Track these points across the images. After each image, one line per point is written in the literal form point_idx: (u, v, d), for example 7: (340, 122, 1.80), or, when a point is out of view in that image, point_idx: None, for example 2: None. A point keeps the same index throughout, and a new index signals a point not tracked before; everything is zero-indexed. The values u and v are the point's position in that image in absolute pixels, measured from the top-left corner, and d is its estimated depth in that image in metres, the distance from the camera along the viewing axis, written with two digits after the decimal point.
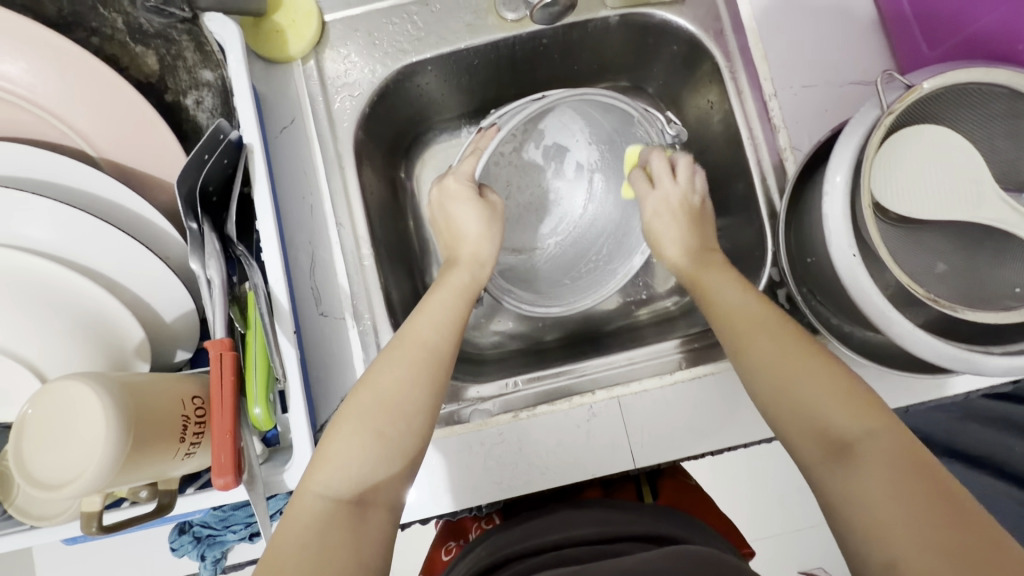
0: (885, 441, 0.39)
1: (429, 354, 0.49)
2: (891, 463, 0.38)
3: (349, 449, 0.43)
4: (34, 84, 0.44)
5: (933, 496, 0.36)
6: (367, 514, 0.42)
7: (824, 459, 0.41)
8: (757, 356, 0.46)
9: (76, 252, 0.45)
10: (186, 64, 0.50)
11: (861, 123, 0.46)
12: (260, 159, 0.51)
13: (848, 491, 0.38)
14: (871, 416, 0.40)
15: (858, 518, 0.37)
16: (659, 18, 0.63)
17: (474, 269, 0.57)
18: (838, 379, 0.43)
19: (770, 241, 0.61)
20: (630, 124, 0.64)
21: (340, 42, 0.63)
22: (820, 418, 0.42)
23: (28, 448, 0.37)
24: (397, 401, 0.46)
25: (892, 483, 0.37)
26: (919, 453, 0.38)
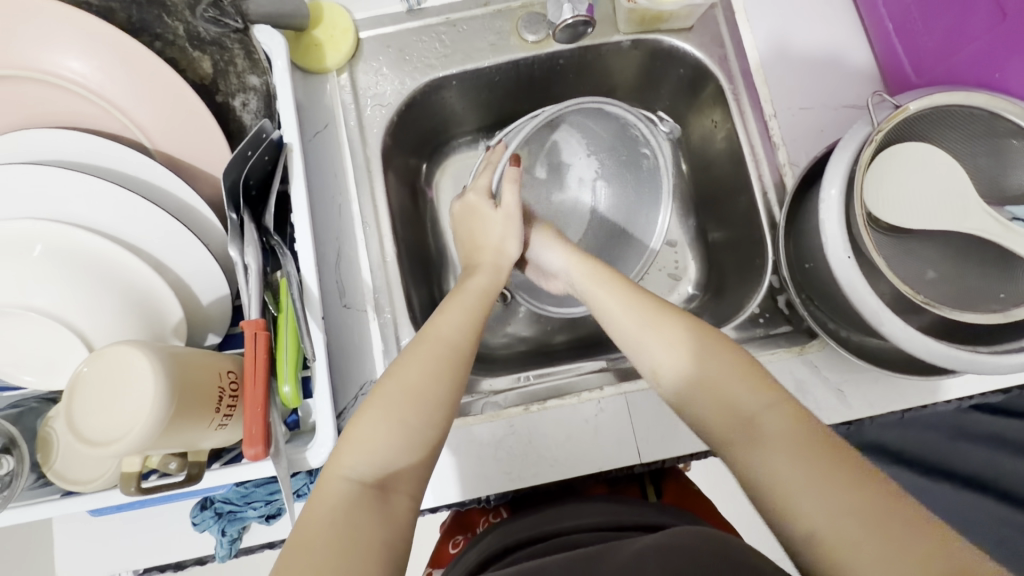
0: (780, 416, 0.42)
1: (450, 351, 0.52)
2: (788, 437, 0.40)
3: (375, 436, 0.46)
4: (103, 82, 0.49)
5: (829, 461, 0.38)
6: (388, 500, 0.44)
7: (733, 440, 0.43)
8: (658, 344, 0.49)
9: (127, 233, 0.48)
10: (236, 69, 0.55)
11: (853, 139, 0.51)
12: (298, 157, 0.55)
13: (762, 473, 0.40)
14: (764, 392, 0.44)
15: (771, 496, 0.39)
16: (668, 43, 0.69)
17: (492, 276, 0.60)
18: (740, 364, 0.46)
19: (771, 250, 0.64)
20: (628, 129, 0.67)
21: (373, 56, 0.68)
22: (734, 405, 0.44)
23: (78, 408, 0.40)
24: (420, 393, 0.48)
25: (794, 456, 0.39)
26: (806, 420, 0.42)
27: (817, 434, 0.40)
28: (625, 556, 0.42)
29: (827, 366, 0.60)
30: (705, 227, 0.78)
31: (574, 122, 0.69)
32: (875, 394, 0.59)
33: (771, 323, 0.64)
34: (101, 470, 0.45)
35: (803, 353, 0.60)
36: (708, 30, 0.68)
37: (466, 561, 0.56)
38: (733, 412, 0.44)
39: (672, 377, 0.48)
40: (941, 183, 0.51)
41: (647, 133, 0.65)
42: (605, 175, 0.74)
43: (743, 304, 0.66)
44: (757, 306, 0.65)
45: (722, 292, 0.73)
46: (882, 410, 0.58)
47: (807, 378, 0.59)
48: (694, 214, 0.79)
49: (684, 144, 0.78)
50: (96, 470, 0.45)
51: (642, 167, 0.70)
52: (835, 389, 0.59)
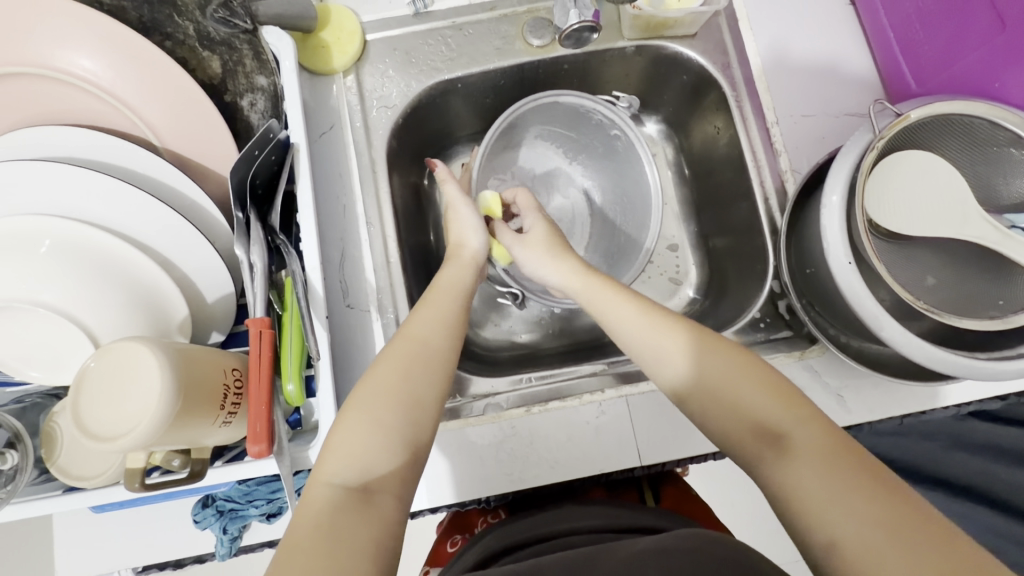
0: (815, 438, 0.41)
1: (422, 350, 0.52)
2: (827, 462, 0.39)
3: (353, 436, 0.46)
4: (112, 80, 0.50)
5: (873, 491, 0.37)
6: (373, 500, 0.44)
7: (769, 464, 0.42)
8: (679, 358, 0.49)
9: (135, 231, 0.48)
10: (244, 69, 0.55)
11: (855, 146, 0.51)
12: (305, 158, 0.56)
13: (803, 504, 0.39)
14: (801, 413, 0.43)
15: (805, 519, 0.38)
16: (672, 50, 0.69)
17: (461, 272, 0.61)
18: (766, 382, 0.45)
19: (772, 256, 0.65)
20: (583, 114, 0.71)
21: (379, 58, 0.69)
22: (761, 423, 0.43)
23: (85, 402, 0.40)
24: (393, 391, 0.49)
25: (837, 486, 0.38)
26: (849, 443, 0.41)
27: (860, 460, 0.39)
28: (626, 557, 0.42)
29: (827, 371, 0.60)
30: (706, 232, 0.78)
31: (541, 133, 0.75)
32: (874, 399, 0.59)
33: (772, 328, 0.65)
34: (107, 465, 0.45)
35: (803, 358, 0.61)
36: (711, 37, 0.69)
37: (464, 559, 0.56)
38: (767, 434, 0.43)
39: (704, 399, 0.47)
40: (941, 191, 0.52)
41: (609, 113, 0.69)
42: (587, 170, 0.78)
43: (744, 309, 0.67)
44: (758, 311, 0.65)
45: (723, 298, 0.73)
46: (880, 415, 0.59)
47: (807, 382, 0.60)
48: (696, 219, 0.80)
49: (686, 150, 0.79)
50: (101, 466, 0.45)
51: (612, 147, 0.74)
52: (834, 394, 0.59)
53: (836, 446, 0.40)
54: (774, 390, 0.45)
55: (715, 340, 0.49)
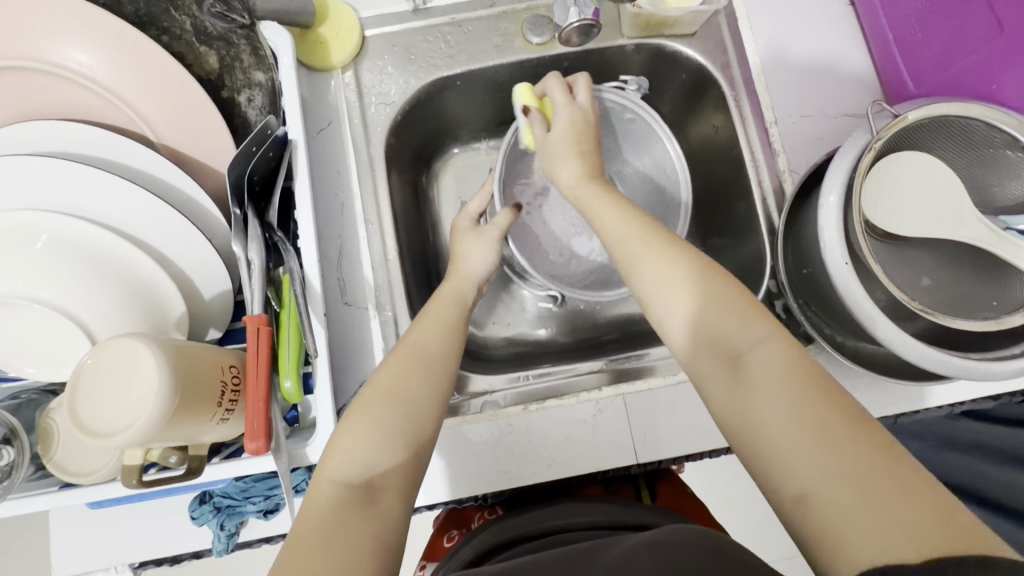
0: (773, 356, 0.42)
1: (423, 354, 0.53)
2: (783, 382, 0.41)
3: (356, 439, 0.46)
4: (108, 75, 0.49)
5: (827, 411, 0.38)
6: (377, 499, 0.44)
7: (727, 387, 0.44)
8: (659, 280, 0.49)
9: (131, 226, 0.48)
10: (242, 64, 0.55)
11: (853, 146, 0.51)
12: (303, 154, 0.56)
13: (755, 423, 0.41)
14: (763, 333, 0.44)
15: (764, 444, 0.40)
16: (671, 48, 0.69)
17: (460, 283, 0.62)
18: (744, 309, 0.45)
19: (769, 256, 0.65)
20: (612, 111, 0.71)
21: (378, 54, 0.68)
22: (731, 346, 0.44)
23: (82, 398, 0.40)
24: (397, 395, 0.49)
25: (789, 407, 0.40)
26: (813, 367, 0.42)
27: (818, 381, 0.40)
28: (620, 552, 0.43)
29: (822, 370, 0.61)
30: (704, 232, 0.79)
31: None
32: (867, 399, 0.60)
33: None
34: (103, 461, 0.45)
35: None
36: (711, 36, 0.69)
37: (460, 554, 0.57)
38: (728, 355, 0.44)
39: (677, 320, 0.48)
40: (936, 193, 0.52)
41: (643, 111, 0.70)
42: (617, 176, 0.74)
43: None
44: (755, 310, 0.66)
45: None
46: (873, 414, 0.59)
47: None
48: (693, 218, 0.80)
49: (684, 149, 0.79)
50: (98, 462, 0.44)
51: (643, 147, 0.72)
52: None
53: (808, 377, 0.41)
54: (750, 316, 0.45)
55: (699, 263, 0.49)
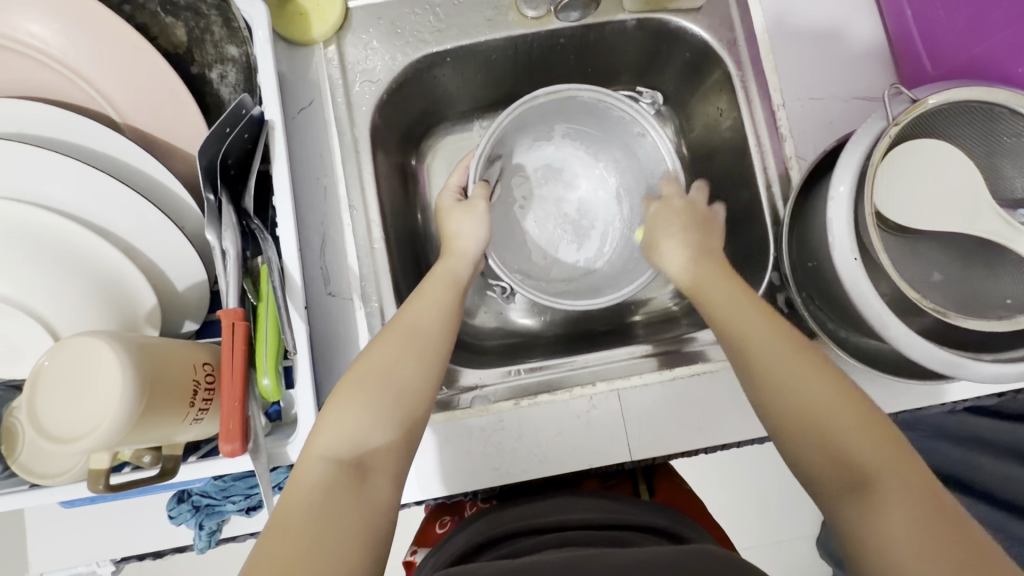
0: (904, 480, 0.38)
1: (418, 337, 0.51)
2: (916, 508, 0.37)
3: (345, 418, 0.45)
4: (63, 48, 0.45)
5: (960, 543, 0.35)
6: (366, 479, 0.43)
7: (847, 499, 0.39)
8: (769, 370, 0.45)
9: (94, 215, 0.45)
10: (213, 37, 0.51)
11: (866, 133, 0.48)
12: (280, 136, 0.52)
13: (880, 547, 0.37)
14: (886, 448, 0.40)
15: (888, 572, 0.36)
16: (675, 24, 0.65)
17: (455, 263, 0.59)
18: (859, 410, 0.42)
19: (773, 247, 0.62)
20: (601, 107, 0.66)
21: (362, 28, 0.64)
22: (847, 451, 0.40)
23: (41, 401, 0.37)
24: (390, 378, 0.47)
25: (921, 535, 0.36)
26: (938, 489, 0.38)
27: (943, 507, 0.37)
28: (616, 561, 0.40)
29: None
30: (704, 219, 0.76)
31: (566, 132, 0.72)
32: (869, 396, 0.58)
33: None
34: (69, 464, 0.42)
35: None
36: (718, 10, 0.65)
37: (453, 544, 0.55)
38: (845, 463, 0.40)
39: (777, 408, 0.44)
40: (949, 185, 0.49)
41: (636, 112, 0.65)
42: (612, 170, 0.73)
43: None
44: None
45: None
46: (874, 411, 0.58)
47: None
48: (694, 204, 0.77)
49: (686, 132, 0.76)
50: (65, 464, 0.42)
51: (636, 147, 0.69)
52: None
53: (934, 501, 0.37)
54: (871, 422, 0.41)
55: (809, 356, 0.45)
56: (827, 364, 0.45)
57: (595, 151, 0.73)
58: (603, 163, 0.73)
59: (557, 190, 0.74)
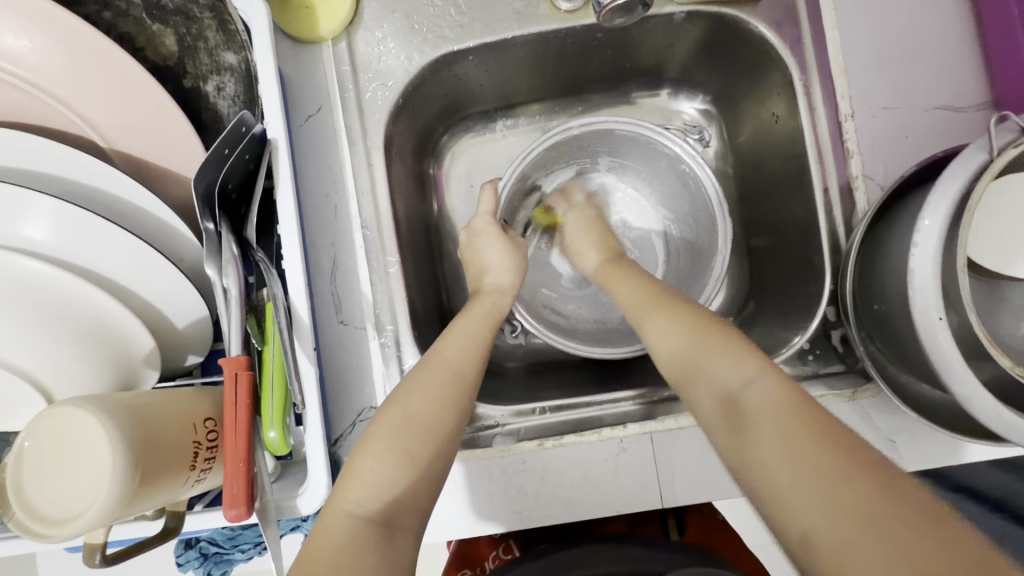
0: (767, 393, 0.39)
1: (456, 377, 0.45)
2: (775, 418, 0.38)
3: (378, 466, 0.39)
4: (43, 65, 0.40)
5: (821, 445, 0.35)
6: (395, 538, 0.37)
7: (724, 429, 0.40)
8: (658, 324, 0.49)
9: (81, 255, 0.41)
10: (207, 44, 0.45)
11: (964, 166, 0.41)
12: (285, 156, 0.47)
13: (750, 458, 0.37)
14: (753, 369, 0.41)
15: (761, 482, 0.36)
16: (731, 16, 0.56)
17: (496, 297, 0.56)
18: (720, 340, 0.45)
19: (830, 276, 0.56)
20: (642, 142, 0.65)
21: (376, 23, 0.57)
22: (726, 385, 0.42)
23: (30, 476, 0.34)
24: (427, 423, 0.42)
25: (783, 441, 0.36)
26: (806, 403, 0.38)
27: (809, 413, 0.37)
28: None
29: (879, 413, 0.54)
30: (748, 232, 0.69)
31: (610, 165, 0.70)
32: (926, 447, 0.53)
33: (821, 361, 0.57)
34: (80, 508, 0.33)
35: (855, 399, 0.54)
36: (780, 2, 0.56)
37: None
38: (721, 394, 0.42)
39: (672, 361, 0.46)
40: None
41: (680, 147, 0.63)
42: (659, 203, 0.70)
43: (790, 335, 0.58)
44: (808, 340, 0.57)
45: (760, 313, 0.65)
46: (933, 464, 0.53)
47: (855, 425, 0.53)
48: (738, 216, 0.70)
49: (733, 136, 0.68)
50: (73, 512, 0.34)
51: (682, 184, 0.66)
52: (885, 439, 0.53)
53: (800, 409, 0.38)
54: (750, 360, 0.42)
55: (682, 310, 0.49)
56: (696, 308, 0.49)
57: (640, 183, 0.71)
58: (647, 197, 0.71)
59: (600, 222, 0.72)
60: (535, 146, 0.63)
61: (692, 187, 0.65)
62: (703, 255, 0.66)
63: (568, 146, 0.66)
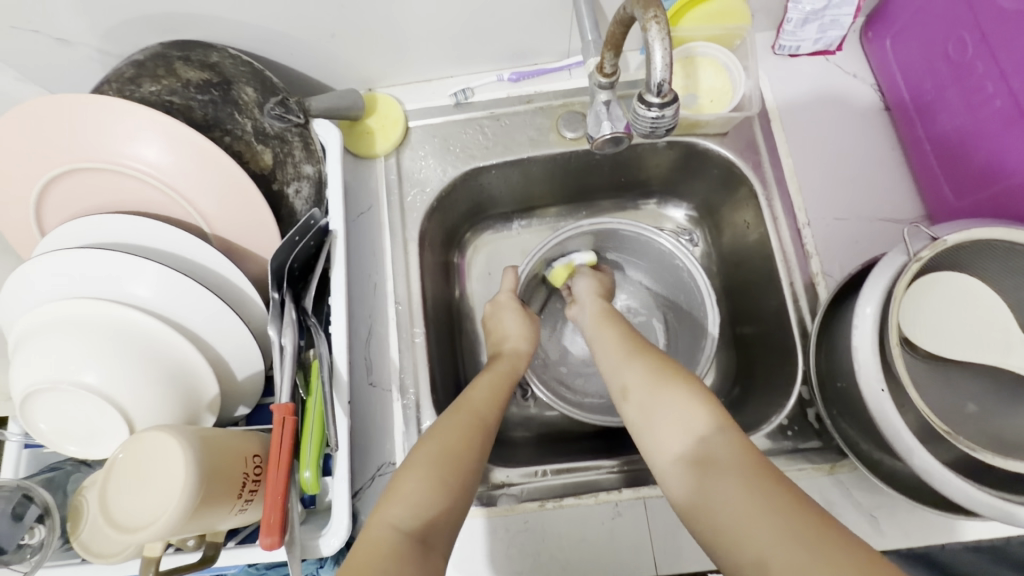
0: (724, 444, 0.45)
1: (481, 423, 0.52)
2: (732, 468, 0.43)
3: (419, 489, 0.44)
4: (172, 171, 0.54)
5: (759, 489, 0.42)
6: (430, 556, 0.40)
7: (688, 475, 0.46)
8: (631, 377, 0.55)
9: (174, 312, 0.51)
10: (293, 159, 0.59)
11: (889, 265, 0.50)
12: (341, 245, 0.59)
13: (703, 503, 0.43)
14: (714, 419, 0.47)
15: (715, 522, 0.42)
16: (703, 145, 0.70)
17: (514, 360, 0.64)
18: (686, 393, 0.50)
19: (802, 359, 0.63)
20: (642, 241, 0.77)
21: (419, 144, 0.72)
22: (688, 436, 0.47)
23: (112, 489, 0.42)
24: (459, 454, 0.47)
25: (733, 485, 0.42)
26: (754, 455, 0.44)
27: (759, 464, 0.43)
28: None
29: (858, 488, 0.58)
30: (734, 321, 0.77)
31: (616, 259, 0.81)
32: (909, 524, 0.56)
33: (800, 438, 0.62)
34: (148, 519, 0.40)
35: (834, 473, 0.58)
36: (743, 135, 0.70)
37: None
38: (687, 442, 0.47)
39: (685, 438, 0.47)
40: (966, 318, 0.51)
41: (673, 244, 0.74)
42: (660, 293, 0.80)
43: (771, 413, 0.64)
44: (787, 417, 0.63)
45: (748, 393, 0.71)
46: (918, 542, 0.56)
47: (838, 499, 0.57)
48: (725, 306, 0.79)
49: (716, 238, 0.79)
50: (141, 521, 0.41)
51: (678, 277, 0.77)
52: (867, 515, 0.57)
53: (751, 462, 0.43)
54: (708, 415, 0.48)
55: (652, 364, 0.55)
56: (671, 364, 0.55)
57: (643, 276, 0.81)
58: (649, 287, 0.81)
59: (610, 306, 0.82)
60: (551, 239, 0.75)
61: (687, 281, 0.75)
62: (698, 337, 0.74)
63: (581, 239, 0.77)
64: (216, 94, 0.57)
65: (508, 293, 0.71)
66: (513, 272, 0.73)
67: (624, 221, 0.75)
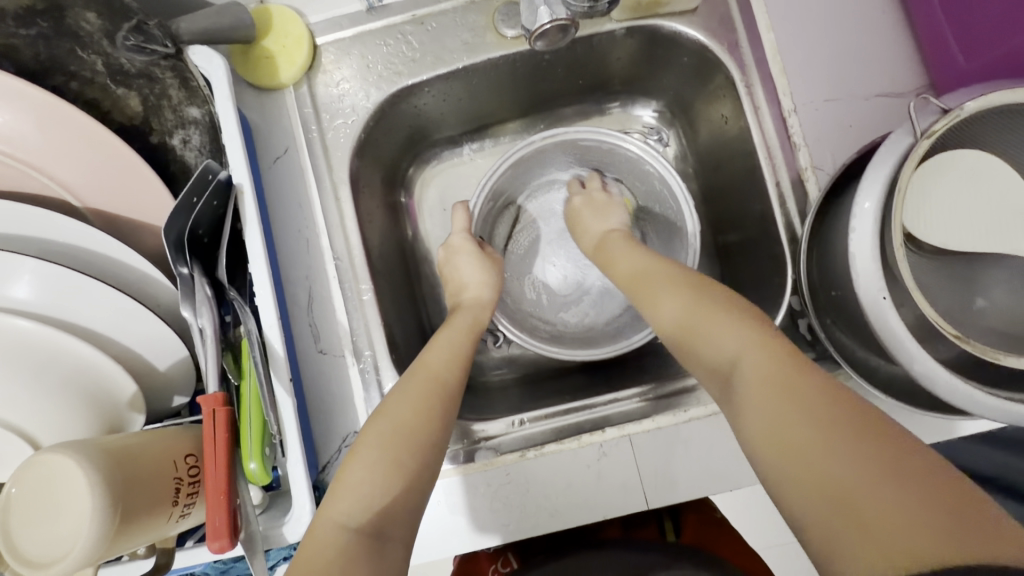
0: (759, 364, 0.40)
1: (439, 387, 0.47)
2: (768, 386, 0.39)
3: (369, 479, 0.40)
4: (17, 138, 0.43)
5: (808, 406, 0.36)
6: (385, 549, 0.38)
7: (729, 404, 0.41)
8: (676, 297, 0.50)
9: (60, 309, 0.43)
10: (171, 102, 0.49)
11: (892, 150, 0.42)
12: (250, 200, 0.49)
13: (744, 424, 0.39)
14: (751, 340, 0.42)
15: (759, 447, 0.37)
16: (669, 28, 0.59)
17: (476, 311, 0.58)
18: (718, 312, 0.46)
19: (791, 266, 0.57)
20: (605, 149, 0.67)
21: (334, 65, 0.60)
22: (722, 364, 0.43)
23: (16, 523, 0.36)
24: (414, 431, 0.43)
25: (768, 404, 0.38)
26: (799, 369, 0.39)
27: (803, 377, 0.38)
28: None
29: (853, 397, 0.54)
30: (717, 231, 0.70)
31: (579, 175, 0.72)
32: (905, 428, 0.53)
33: None
34: (60, 552, 0.35)
35: None
36: (715, 10, 0.59)
37: None
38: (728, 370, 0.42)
39: (669, 321, 0.49)
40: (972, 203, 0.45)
41: (639, 145, 0.65)
42: (632, 203, 0.72)
43: None
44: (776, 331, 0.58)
45: None
46: None
47: None
48: (705, 215, 0.72)
49: (692, 138, 0.70)
50: (54, 555, 0.35)
51: (651, 185, 0.68)
52: None
53: (793, 377, 0.38)
54: (748, 338, 0.43)
55: (696, 285, 0.50)
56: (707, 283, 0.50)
57: (612, 188, 0.73)
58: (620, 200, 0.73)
59: None
60: (503, 163, 0.65)
61: (660, 189, 0.67)
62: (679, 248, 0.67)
63: (536, 159, 0.68)
64: (45, 26, 0.43)
65: (463, 233, 0.63)
66: (464, 207, 0.65)
67: (584, 130, 0.65)
